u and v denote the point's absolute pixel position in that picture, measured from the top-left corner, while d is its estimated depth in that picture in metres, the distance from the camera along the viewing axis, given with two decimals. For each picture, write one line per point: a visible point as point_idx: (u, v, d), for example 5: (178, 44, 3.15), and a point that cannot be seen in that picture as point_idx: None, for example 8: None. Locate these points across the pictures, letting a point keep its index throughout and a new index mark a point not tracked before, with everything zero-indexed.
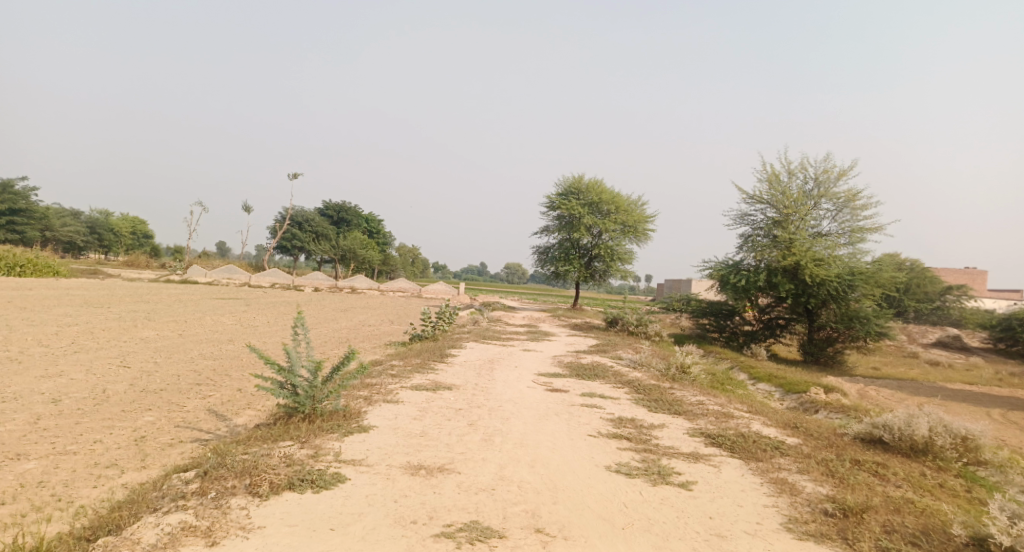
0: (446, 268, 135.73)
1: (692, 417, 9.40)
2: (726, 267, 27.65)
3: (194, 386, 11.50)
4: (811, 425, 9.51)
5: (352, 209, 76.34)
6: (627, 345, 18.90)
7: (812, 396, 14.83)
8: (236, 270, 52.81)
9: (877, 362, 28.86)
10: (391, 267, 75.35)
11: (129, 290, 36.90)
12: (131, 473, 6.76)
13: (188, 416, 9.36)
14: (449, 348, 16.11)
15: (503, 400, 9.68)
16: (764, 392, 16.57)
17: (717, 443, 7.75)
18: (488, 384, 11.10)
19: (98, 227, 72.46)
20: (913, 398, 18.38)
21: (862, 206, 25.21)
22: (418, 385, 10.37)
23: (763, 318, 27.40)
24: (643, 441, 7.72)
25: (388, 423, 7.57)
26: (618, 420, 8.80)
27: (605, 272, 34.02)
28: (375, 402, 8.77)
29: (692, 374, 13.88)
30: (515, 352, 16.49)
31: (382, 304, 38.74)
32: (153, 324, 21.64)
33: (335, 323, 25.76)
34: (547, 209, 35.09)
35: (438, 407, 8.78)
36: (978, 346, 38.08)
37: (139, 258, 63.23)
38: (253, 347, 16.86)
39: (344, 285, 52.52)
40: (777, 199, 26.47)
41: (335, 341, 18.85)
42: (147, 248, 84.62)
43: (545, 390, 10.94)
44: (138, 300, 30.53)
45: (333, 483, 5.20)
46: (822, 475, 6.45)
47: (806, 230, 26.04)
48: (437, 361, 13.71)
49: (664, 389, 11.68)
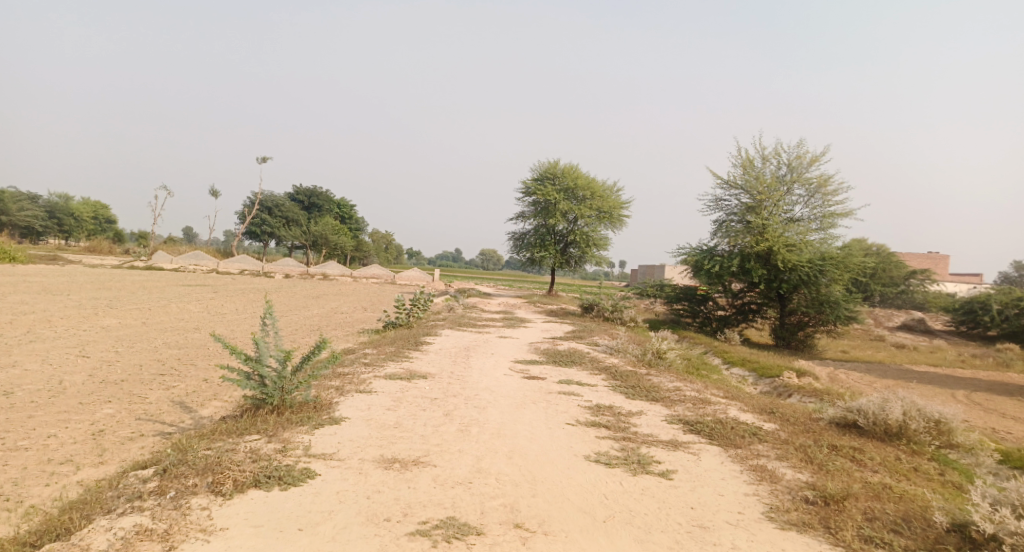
0: (420, 255, 134.78)
1: (669, 403, 9.33)
2: (700, 253, 27.80)
3: (157, 377, 11.10)
4: (786, 410, 9.51)
5: (323, 194, 75.12)
6: (602, 331, 18.86)
7: (785, 380, 14.97)
8: (203, 256, 51.64)
9: (846, 345, 29.38)
10: (364, 253, 74.50)
11: (91, 277, 35.80)
12: (87, 470, 6.45)
13: (151, 408, 9.01)
14: (424, 335, 15.87)
15: (480, 389, 9.50)
16: (738, 377, 16.67)
17: (695, 430, 7.68)
18: (464, 372, 10.91)
19: (58, 212, 70.20)
20: (881, 382, 18.70)
21: (834, 192, 25.47)
22: (392, 374, 10.14)
23: (736, 303, 27.65)
24: (622, 429, 7.61)
25: (360, 414, 7.34)
26: (596, 408, 8.69)
27: (580, 258, 33.98)
28: (347, 393, 8.52)
29: (668, 359, 13.88)
30: (490, 339, 16.33)
31: (355, 291, 38.22)
32: (116, 312, 20.97)
33: (306, 310, 25.28)
34: (522, 194, 34.84)
35: (412, 396, 8.57)
36: (941, 329, 39.02)
37: (102, 244, 61.46)
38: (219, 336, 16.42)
39: (316, 272, 51.75)
40: (751, 184, 26.61)
41: (307, 329, 18.48)
42: (111, 233, 82.37)
43: (521, 378, 10.79)
44: (100, 288, 29.61)
45: (301, 480, 4.98)
46: (801, 461, 6.40)
47: (779, 215, 26.24)
48: (411, 349, 13.47)
49: (641, 375, 11.62)
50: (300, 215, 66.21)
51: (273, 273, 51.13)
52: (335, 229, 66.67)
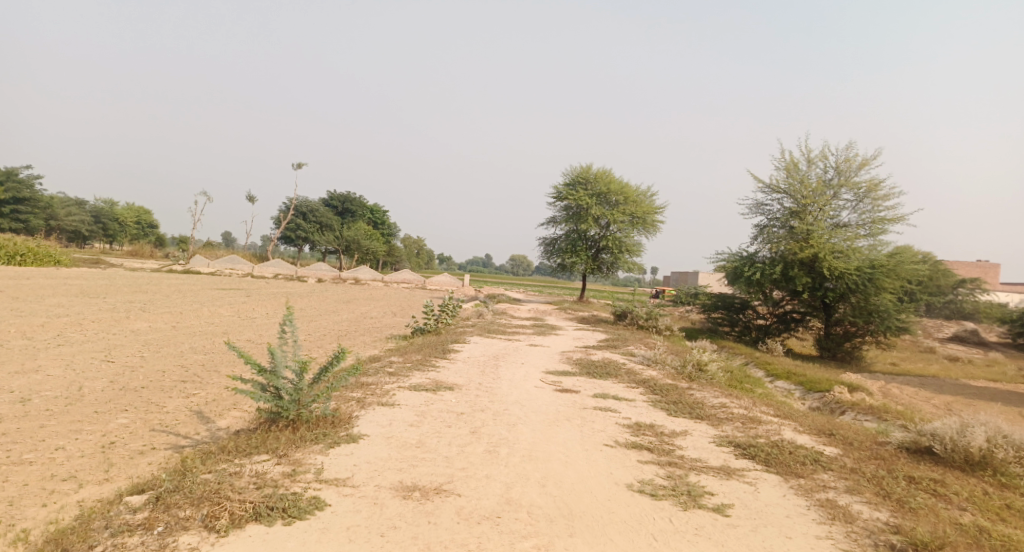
0: (451, 260, 134.96)
1: (716, 422, 8.56)
2: (740, 259, 26.78)
3: (178, 384, 10.72)
4: (847, 432, 8.67)
5: (356, 199, 75.56)
6: (638, 340, 18.06)
7: (837, 396, 14.02)
8: (239, 260, 52.17)
9: (895, 358, 27.96)
10: (396, 258, 74.69)
11: (129, 280, 36.27)
12: (89, 488, 6.00)
13: (166, 418, 8.58)
14: (453, 343, 15.33)
15: (510, 403, 8.85)
16: (783, 391, 15.73)
17: (749, 455, 6.93)
18: (493, 384, 10.28)
19: (103, 217, 71.90)
20: (939, 398, 17.53)
21: (884, 196, 24.25)
22: (417, 386, 9.56)
23: (777, 312, 26.52)
24: (666, 452, 6.90)
25: (380, 431, 6.75)
26: (636, 427, 7.99)
27: (613, 264, 33.14)
28: (368, 406, 7.96)
29: (710, 372, 13.08)
30: (522, 347, 15.70)
31: (386, 296, 37.99)
32: (147, 315, 20.93)
33: (336, 315, 25.00)
34: (554, 199, 34.19)
35: (437, 411, 7.97)
36: (996, 341, 37.04)
37: (142, 247, 62.69)
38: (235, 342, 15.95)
39: (348, 276, 51.85)
40: (795, 187, 25.54)
41: (334, 335, 18.09)
42: (152, 237, 84.19)
43: (554, 391, 10.12)
44: (136, 291, 29.85)
45: (308, 512, 4.43)
46: (877, 496, 5.61)
47: (825, 220, 25.08)
48: (438, 357, 12.93)
49: (682, 390, 10.85)
50: (334, 220, 66.61)
51: (306, 277, 51.38)
52: (367, 234, 67.00)
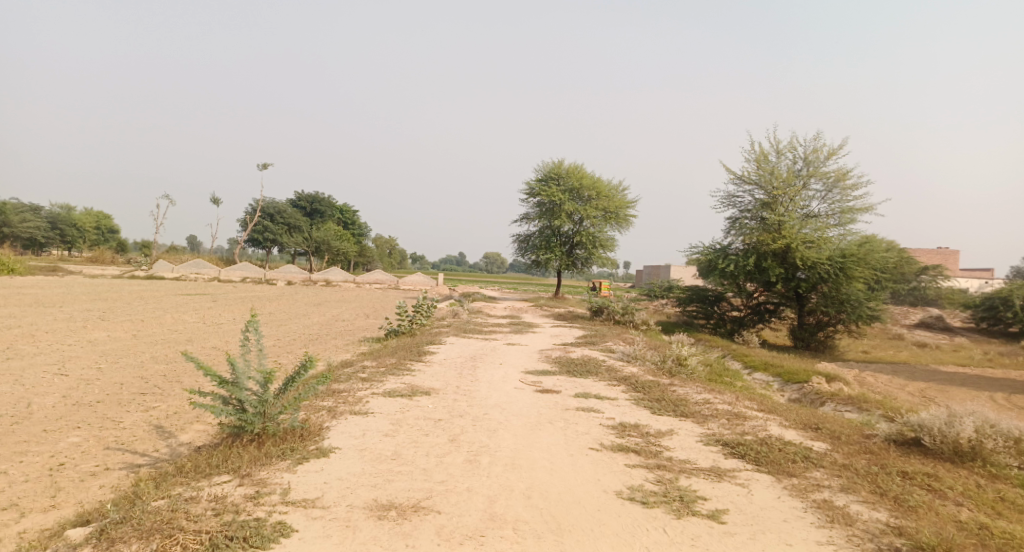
0: (424, 260, 134.14)
1: (701, 420, 8.35)
2: (713, 251, 26.82)
3: (137, 397, 10.14)
4: (833, 425, 8.52)
5: (325, 200, 74.34)
6: (615, 336, 17.87)
7: (815, 386, 14.00)
8: (204, 265, 50.84)
9: (866, 346, 28.31)
10: (367, 258, 73.72)
11: (88, 288, 34.99)
12: (33, 517, 5.51)
13: (122, 435, 8.05)
14: (428, 344, 14.94)
15: (489, 407, 8.51)
16: (762, 383, 15.69)
17: (738, 454, 6.70)
18: (471, 387, 9.93)
19: (61, 223, 69.46)
20: (912, 385, 17.70)
21: (853, 186, 24.45)
22: (392, 391, 9.16)
23: (751, 304, 26.63)
24: (654, 454, 6.63)
25: (353, 443, 6.35)
26: (620, 428, 7.72)
27: (587, 259, 33.01)
28: (340, 415, 7.55)
29: (690, 367, 12.92)
30: (499, 347, 15.37)
31: (357, 297, 37.37)
32: (107, 324, 20.08)
33: (306, 319, 24.36)
34: (526, 195, 33.87)
35: (413, 418, 7.59)
36: (960, 326, 37.87)
37: (103, 254, 60.71)
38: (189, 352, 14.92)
39: (318, 278, 50.92)
40: (765, 179, 25.63)
41: (305, 340, 17.53)
42: (114, 243, 81.74)
43: (534, 392, 9.80)
44: (96, 299, 28.73)
45: (271, 541, 4.06)
46: (874, 494, 5.40)
47: (795, 211, 25.22)
48: (413, 360, 12.52)
49: (664, 386, 10.63)
50: (302, 221, 65.39)
51: (275, 280, 50.32)
52: (336, 235, 65.94)
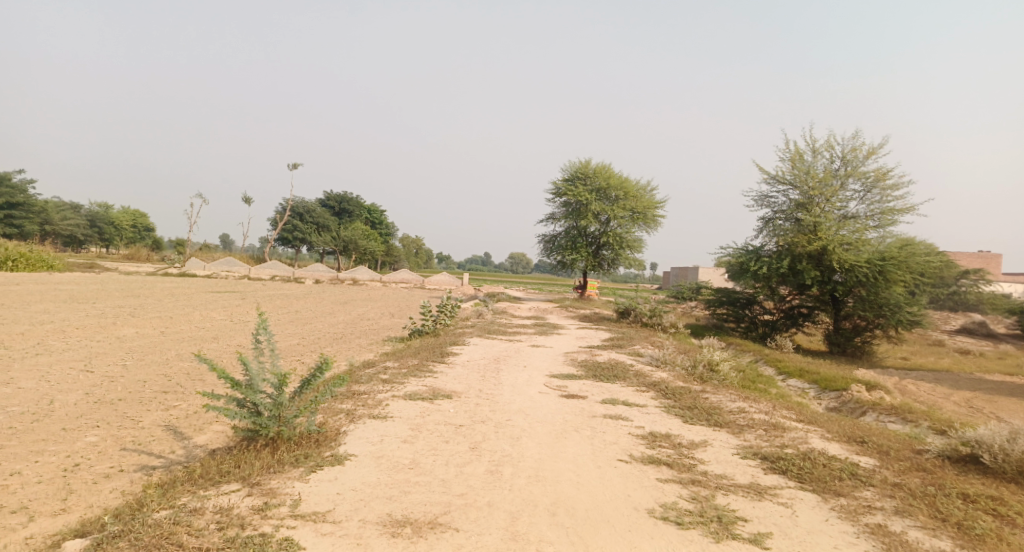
0: (451, 260, 134.53)
1: (737, 431, 7.90)
2: (746, 253, 26.10)
3: (158, 395, 10.03)
4: (880, 439, 8.01)
5: (353, 199, 74.80)
6: (643, 338, 17.40)
7: (854, 394, 13.39)
8: (235, 262, 51.42)
9: (906, 352, 27.32)
10: (394, 257, 74.01)
11: (122, 284, 35.54)
12: (42, 521, 5.34)
13: (140, 434, 7.90)
14: (452, 345, 14.67)
15: (512, 412, 8.17)
16: (797, 390, 15.09)
17: (780, 470, 6.26)
18: (494, 390, 9.61)
19: (98, 221, 70.95)
20: (958, 395, 16.91)
21: (893, 186, 23.59)
22: (412, 394, 8.87)
23: (784, 307, 25.86)
24: (688, 468, 6.24)
25: (370, 450, 6.06)
26: (651, 437, 7.32)
27: (614, 259, 32.50)
28: (358, 419, 7.27)
29: (722, 373, 12.44)
30: (523, 348, 15.03)
31: (383, 296, 37.35)
32: (136, 321, 20.22)
33: (331, 317, 24.31)
34: (553, 195, 33.45)
35: (433, 423, 7.29)
36: (1004, 333, 36.43)
37: (138, 251, 61.88)
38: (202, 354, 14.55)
39: (346, 277, 51.16)
40: (801, 178, 24.86)
41: (329, 340, 17.40)
42: (149, 241, 83.38)
43: (559, 397, 9.43)
44: (127, 295, 29.09)
45: None
46: (932, 520, 4.95)
47: (832, 212, 24.41)
48: (436, 361, 12.24)
49: (696, 393, 10.17)
50: (330, 220, 65.87)
51: (303, 279, 50.68)
52: (364, 234, 66.27)
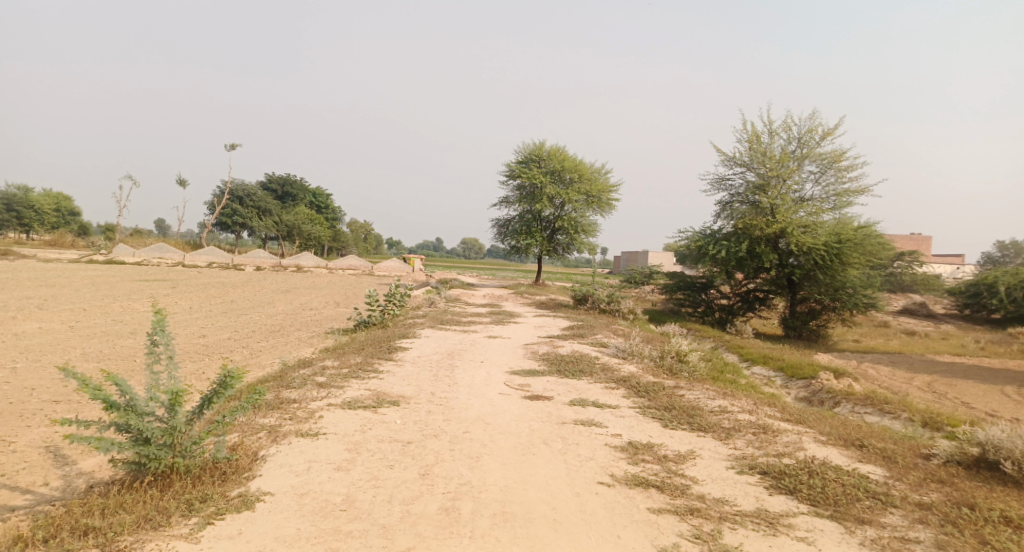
0: (400, 246, 131.81)
1: (725, 436, 6.99)
2: (704, 236, 25.57)
3: (46, 407, 8.40)
4: (876, 439, 7.27)
5: (297, 182, 71.68)
6: (604, 327, 16.49)
7: (824, 382, 12.84)
8: (168, 249, 48.29)
9: (856, 334, 27.49)
10: (342, 243, 71.47)
11: (38, 272, 32.50)
12: None
13: (8, 461, 6.35)
14: (400, 338, 13.40)
15: (469, 422, 7.02)
16: (763, 379, 14.48)
17: (787, 489, 5.33)
18: (448, 393, 8.42)
19: (18, 205, 65.71)
20: (917, 379, 16.75)
21: (848, 167, 23.36)
22: (353, 402, 7.59)
23: (740, 292, 25.51)
24: (683, 491, 5.24)
25: (291, 483, 4.87)
26: (632, 450, 6.31)
27: (568, 245, 31.60)
28: (282, 439, 5.98)
29: (691, 364, 11.61)
30: (478, 340, 13.88)
31: (329, 284, 35.44)
32: (44, 314, 18.10)
33: (270, 307, 22.56)
34: (506, 177, 32.17)
35: (375, 441, 6.08)
36: (944, 313, 37.34)
37: (63, 238, 57.59)
38: (105, 351, 12.69)
39: (289, 263, 48.78)
40: (758, 160, 24.43)
41: (264, 334, 15.80)
42: (76, 226, 78.05)
43: (522, 400, 8.33)
44: (42, 285, 26.50)
45: None
46: None
47: (789, 194, 24.05)
48: (381, 358, 10.95)
49: (670, 390, 9.23)
50: (273, 205, 62.82)
51: (243, 266, 48.07)
52: (308, 218, 63.58)
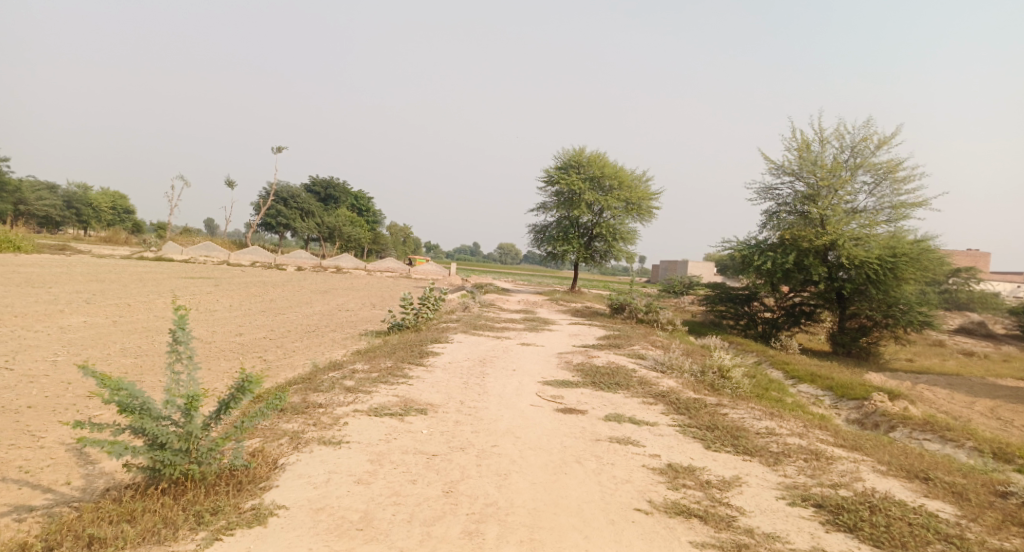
0: (439, 250, 132.62)
1: (774, 462, 6.48)
2: (749, 247, 24.76)
3: (78, 402, 8.37)
4: (941, 472, 6.67)
5: (339, 184, 72.72)
6: (643, 338, 15.96)
7: (878, 404, 12.10)
8: (213, 247, 49.37)
9: (909, 353, 26.22)
10: (381, 246, 72.12)
11: (89, 267, 33.48)
12: None
13: (33, 457, 6.26)
14: (433, 343, 13.15)
15: (499, 435, 6.68)
16: (810, 398, 13.76)
17: (846, 526, 4.85)
18: (478, 403, 8.11)
19: (75, 202, 68.23)
20: (979, 403, 15.73)
21: (905, 178, 22.29)
22: (379, 408, 7.33)
23: (785, 305, 24.60)
24: (730, 522, 4.81)
25: (307, 496, 4.63)
26: (672, 473, 5.87)
27: (606, 252, 31.06)
28: (303, 447, 5.72)
29: (735, 380, 11.05)
30: (512, 348, 13.54)
31: (367, 285, 35.59)
32: (89, 308, 18.45)
33: (307, 307, 22.65)
34: (545, 183, 31.84)
35: (399, 452, 5.80)
36: (1004, 333, 35.42)
37: (116, 234, 59.52)
38: (141, 347, 12.72)
39: (329, 264, 49.32)
40: (808, 169, 23.55)
41: (299, 335, 15.75)
42: (129, 224, 80.70)
43: (555, 412, 7.96)
44: (91, 279, 27.20)
45: None
46: None
47: (841, 205, 23.09)
48: (412, 363, 10.70)
49: (713, 408, 8.73)
50: (315, 206, 63.79)
51: (285, 266, 48.80)
52: (349, 221, 64.40)
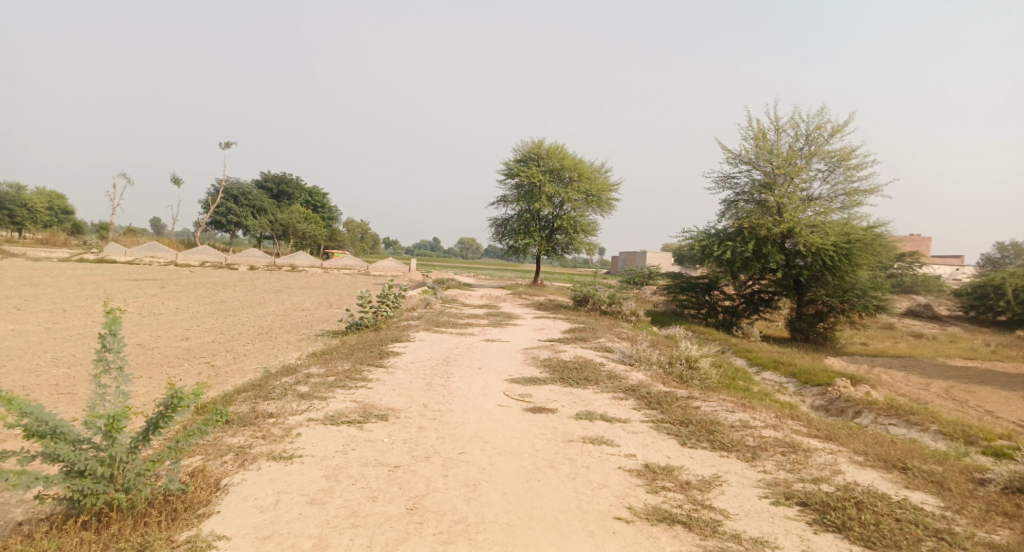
0: (397, 246, 130.94)
1: (752, 457, 6.25)
2: (708, 236, 24.87)
3: None
4: (917, 459, 6.54)
5: (292, 180, 70.81)
6: (608, 330, 15.71)
7: (842, 389, 12.12)
8: (160, 248, 47.38)
9: (863, 337, 26.81)
10: (337, 242, 70.61)
11: (24, 272, 31.63)
12: None
13: None
14: (393, 342, 12.63)
15: (466, 440, 6.27)
16: (775, 385, 13.77)
17: (834, 527, 4.63)
18: (442, 405, 7.67)
19: (9, 203, 64.65)
20: (934, 385, 16.04)
21: (858, 165, 22.68)
22: (337, 415, 6.84)
23: (744, 293, 24.83)
24: (715, 528, 4.52)
25: (252, 524, 4.18)
26: (649, 474, 5.57)
27: (567, 244, 30.86)
28: (250, 463, 5.21)
29: (703, 371, 10.88)
30: (476, 344, 13.12)
31: (324, 284, 34.56)
32: (21, 315, 17.23)
33: (260, 308, 21.74)
34: (504, 176, 31.41)
35: (357, 465, 5.34)
36: (949, 314, 36.65)
37: (55, 237, 56.67)
38: (75, 356, 11.81)
39: (283, 263, 47.90)
40: (765, 158, 23.74)
41: (251, 337, 14.99)
42: (69, 225, 77.01)
43: (523, 412, 7.58)
44: (26, 284, 25.60)
45: None
46: None
47: (797, 193, 23.34)
48: (372, 365, 10.19)
49: (684, 401, 8.49)
50: (268, 203, 61.96)
51: (237, 265, 47.17)
52: (304, 218, 62.78)
